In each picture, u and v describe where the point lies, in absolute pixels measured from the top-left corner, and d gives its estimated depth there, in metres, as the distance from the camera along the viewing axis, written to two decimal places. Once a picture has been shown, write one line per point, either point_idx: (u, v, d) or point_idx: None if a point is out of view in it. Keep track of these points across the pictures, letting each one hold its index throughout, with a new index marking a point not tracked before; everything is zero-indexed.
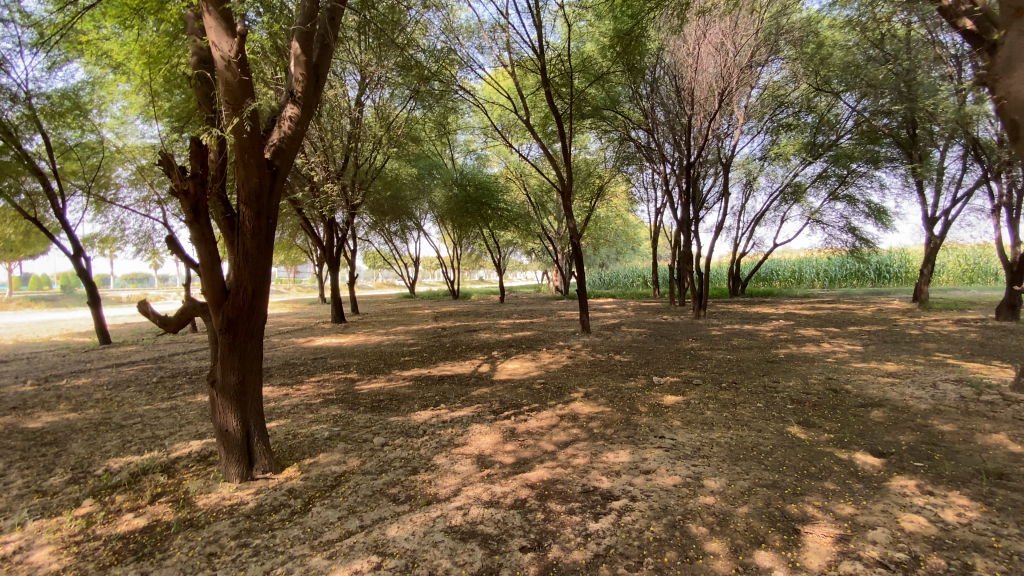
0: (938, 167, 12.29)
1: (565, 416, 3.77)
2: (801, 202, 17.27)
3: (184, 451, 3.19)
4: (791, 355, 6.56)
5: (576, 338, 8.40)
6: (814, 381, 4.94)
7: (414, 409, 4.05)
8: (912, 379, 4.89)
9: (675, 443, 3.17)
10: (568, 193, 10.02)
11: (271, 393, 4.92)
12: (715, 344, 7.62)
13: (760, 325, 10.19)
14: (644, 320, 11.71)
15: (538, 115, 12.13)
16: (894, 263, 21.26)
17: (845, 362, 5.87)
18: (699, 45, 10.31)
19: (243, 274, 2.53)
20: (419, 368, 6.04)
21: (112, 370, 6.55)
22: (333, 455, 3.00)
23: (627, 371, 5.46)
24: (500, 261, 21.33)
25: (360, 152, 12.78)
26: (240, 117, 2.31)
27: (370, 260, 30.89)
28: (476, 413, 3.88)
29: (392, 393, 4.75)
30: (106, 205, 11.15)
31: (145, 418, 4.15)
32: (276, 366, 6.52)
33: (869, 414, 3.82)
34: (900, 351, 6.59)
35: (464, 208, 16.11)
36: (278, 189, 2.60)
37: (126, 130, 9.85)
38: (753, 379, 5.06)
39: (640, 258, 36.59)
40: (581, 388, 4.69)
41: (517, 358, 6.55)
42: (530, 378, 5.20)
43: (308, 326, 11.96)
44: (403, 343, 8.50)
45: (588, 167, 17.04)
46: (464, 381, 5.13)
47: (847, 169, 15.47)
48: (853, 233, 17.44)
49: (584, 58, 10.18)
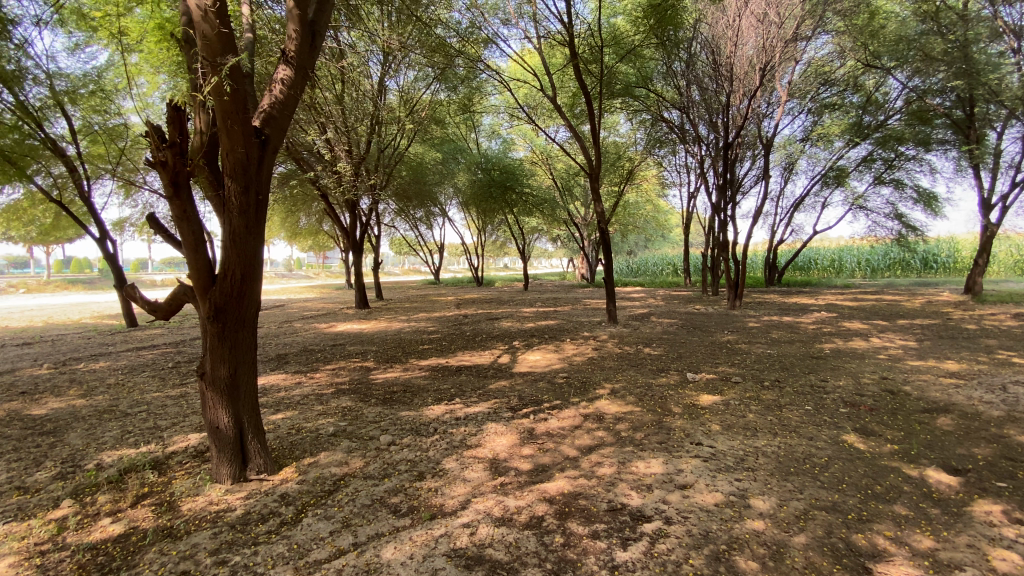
0: (994, 152, 11.31)
1: (590, 416, 3.43)
2: (843, 187, 16.29)
3: (182, 446, 3.02)
4: (837, 351, 6.04)
5: (602, 329, 8.02)
6: (867, 380, 4.47)
7: (428, 403, 3.78)
8: (980, 381, 4.35)
9: (715, 452, 2.81)
10: (596, 177, 9.53)
11: (283, 381, 4.76)
12: (752, 337, 7.12)
13: (801, 317, 9.57)
14: (674, 310, 11.19)
15: (565, 95, 11.69)
16: (942, 252, 20.04)
17: (900, 360, 5.34)
18: (739, 16, 9.65)
19: (231, 257, 2.28)
20: (437, 357, 5.79)
21: (130, 354, 6.52)
22: (334, 455, 2.75)
23: (657, 366, 5.07)
24: (525, 248, 20.94)
25: (383, 136, 12.59)
26: (220, 75, 2.05)
27: (396, 247, 30.95)
28: (493, 410, 3.59)
29: (407, 384, 4.50)
30: (135, 189, 11.23)
31: (152, 406, 4.02)
32: (292, 353, 6.37)
33: (936, 421, 3.37)
34: (961, 348, 5.98)
35: (489, 192, 15.74)
36: (269, 161, 2.33)
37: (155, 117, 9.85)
38: (798, 377, 4.61)
39: (669, 246, 35.61)
40: (608, 384, 4.34)
41: (540, 349, 6.22)
42: (553, 371, 4.88)
43: (331, 312, 11.93)
44: (423, 330, 8.29)
45: (618, 151, 16.45)
46: (482, 373, 4.84)
47: (895, 152, 14.45)
48: (900, 220, 16.36)
49: (614, 33, 9.71)
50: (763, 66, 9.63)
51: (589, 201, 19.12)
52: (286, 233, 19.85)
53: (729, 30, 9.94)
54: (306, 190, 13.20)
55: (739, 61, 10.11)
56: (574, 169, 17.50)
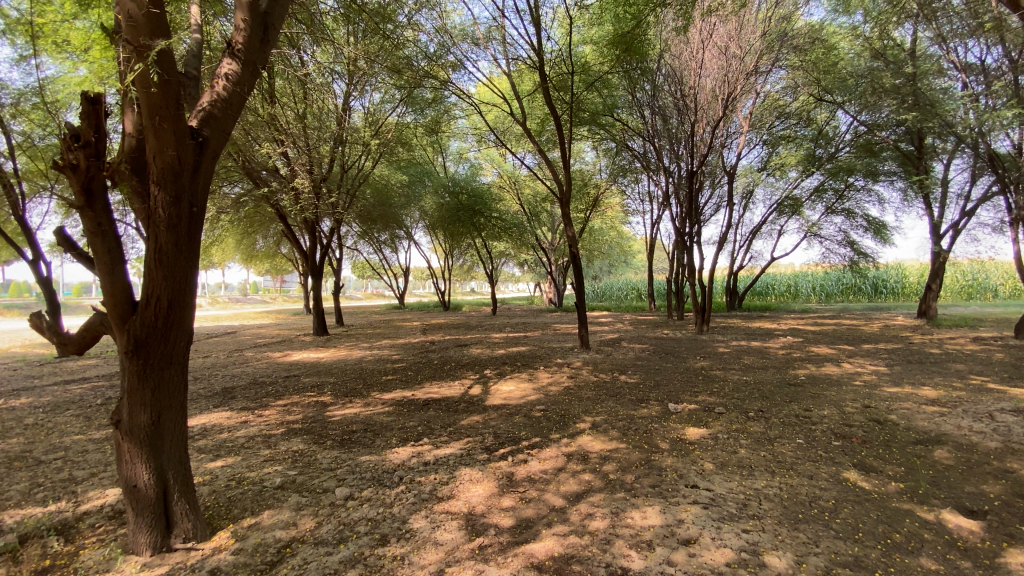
0: (942, 182, 11.98)
1: (573, 456, 3.12)
2: (799, 216, 16.92)
3: (97, 504, 2.52)
4: (813, 377, 5.96)
5: (575, 355, 7.75)
6: (851, 410, 4.34)
7: (392, 445, 3.38)
8: (963, 409, 4.28)
9: (714, 497, 2.55)
10: (566, 201, 9.46)
11: (228, 420, 4.23)
12: (726, 363, 7.00)
13: (769, 342, 9.62)
14: (644, 335, 11.11)
15: (534, 121, 11.77)
16: (891, 278, 21.00)
17: (876, 387, 5.28)
18: (703, 47, 10.00)
19: (155, 279, 1.88)
20: (401, 389, 5.38)
21: (56, 388, 5.80)
22: (280, 515, 2.33)
23: (637, 396, 4.81)
24: (492, 272, 20.71)
25: (347, 158, 12.25)
26: (145, 62, 1.72)
27: (359, 271, 30.19)
28: (466, 450, 3.23)
29: (369, 422, 4.07)
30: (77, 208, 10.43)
31: (71, 451, 3.45)
32: (240, 386, 5.80)
33: (932, 454, 3.23)
34: (931, 374, 6.00)
35: (456, 216, 15.51)
36: (207, 167, 1.97)
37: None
38: (782, 406, 4.44)
39: (633, 271, 36.15)
40: (588, 418, 4.04)
41: (512, 378, 5.89)
42: (528, 404, 4.54)
43: (288, 339, 11.26)
44: (387, 358, 7.83)
45: (584, 178, 16.63)
46: (452, 408, 4.45)
47: (844, 183, 15.13)
48: (851, 247, 17.06)
49: (582, 62, 9.85)
50: (727, 97, 9.92)
51: (557, 226, 19.22)
52: (241, 256, 18.95)
53: (692, 62, 10.30)
54: (263, 211, 12.60)
55: (702, 92, 10.38)
56: (541, 195, 17.52)
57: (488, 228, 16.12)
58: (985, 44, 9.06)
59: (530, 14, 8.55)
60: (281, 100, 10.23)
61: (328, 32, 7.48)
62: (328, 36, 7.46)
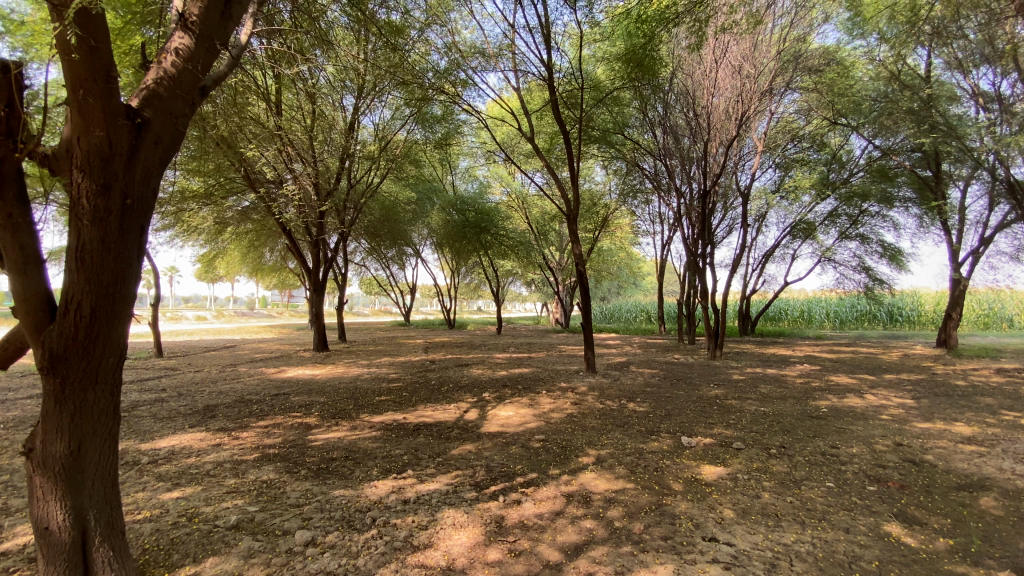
0: (960, 209, 11.61)
1: (573, 497, 2.76)
2: (812, 240, 16.52)
3: (20, 544, 2.19)
4: (835, 409, 5.51)
5: (580, 379, 7.34)
6: (882, 447, 3.93)
7: (372, 478, 3.03)
8: (1005, 449, 3.85)
9: (736, 554, 2.17)
10: (574, 219, 9.17)
11: (200, 443, 3.90)
12: (741, 392, 6.55)
13: (784, 370, 9.16)
14: (653, 359, 10.70)
15: (543, 138, 11.63)
16: (907, 305, 20.40)
17: (906, 422, 4.84)
18: (717, 66, 9.79)
19: (76, 284, 1.63)
20: (393, 412, 5.03)
21: (31, 402, 5.50)
22: (225, 565, 1.98)
23: (645, 427, 4.42)
24: (499, 291, 20.41)
25: (354, 173, 12.14)
26: (65, 25, 1.57)
27: (366, 287, 30.05)
28: (454, 486, 2.89)
29: (352, 448, 3.73)
30: None
31: (17, 476, 3.12)
32: (224, 404, 5.47)
33: (982, 502, 2.83)
34: (964, 408, 5.52)
35: (462, 233, 15.30)
36: (146, 154, 1.73)
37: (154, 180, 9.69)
38: (805, 443, 4.03)
39: (641, 293, 35.67)
40: (592, 451, 3.66)
41: (512, 403, 5.50)
42: (527, 433, 4.17)
43: (286, 354, 10.98)
44: (383, 377, 7.49)
45: (593, 198, 16.45)
46: (444, 435, 4.09)
47: (859, 208, 14.76)
48: (867, 273, 16.58)
49: (592, 80, 9.68)
50: (740, 117, 9.67)
51: (565, 246, 18.99)
52: (248, 270, 18.88)
53: (705, 80, 10.08)
54: (268, 225, 12.48)
55: (715, 111, 10.13)
56: (550, 214, 17.33)
57: (494, 246, 15.88)
58: (999, 72, 8.79)
59: (541, 33, 8.43)
60: (287, 113, 10.14)
61: (336, 42, 7.36)
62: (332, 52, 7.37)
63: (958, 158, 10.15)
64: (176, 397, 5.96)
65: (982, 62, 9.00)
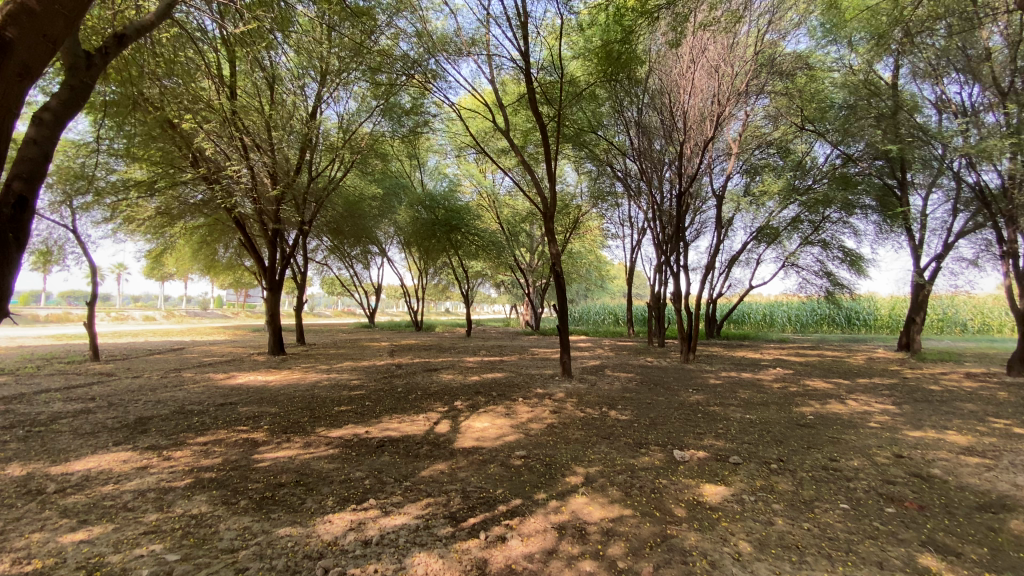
0: (922, 216, 11.93)
1: (568, 530, 2.36)
2: (777, 245, 16.75)
3: None
4: (821, 416, 5.32)
5: (556, 385, 6.95)
6: (884, 460, 3.70)
7: (326, 511, 2.55)
8: (1008, 462, 3.69)
9: None
10: (550, 217, 8.78)
11: (122, 466, 3.31)
12: (723, 398, 6.31)
13: (760, 374, 9.05)
14: (627, 362, 10.45)
15: (518, 134, 11.30)
16: (864, 309, 21.04)
17: (896, 430, 4.67)
18: (694, 66, 9.50)
19: None
20: (354, 424, 4.52)
21: None
22: None
23: (633, 439, 4.08)
24: (467, 292, 19.89)
25: (315, 165, 11.43)
26: None
27: (328, 286, 28.93)
28: (424, 520, 2.44)
29: (305, 471, 3.22)
30: None
31: None
32: (159, 416, 4.81)
33: (1011, 526, 2.59)
34: (948, 415, 5.42)
35: (431, 231, 14.77)
36: None
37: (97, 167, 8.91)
38: (804, 455, 3.75)
39: (608, 296, 35.84)
40: (580, 469, 3.28)
41: (486, 412, 5.05)
42: (505, 448, 3.74)
43: (238, 358, 10.19)
44: (345, 383, 6.92)
45: (564, 199, 16.22)
46: (412, 452, 3.62)
47: (822, 215, 14.99)
48: (828, 278, 16.94)
49: (569, 76, 9.39)
50: (716, 118, 9.44)
51: (536, 247, 18.68)
52: (200, 267, 17.75)
53: (682, 79, 9.77)
54: (221, 220, 11.64)
55: (692, 110, 9.85)
56: (521, 215, 16.98)
57: (463, 245, 15.42)
58: (966, 80, 9.00)
59: (518, 23, 8.05)
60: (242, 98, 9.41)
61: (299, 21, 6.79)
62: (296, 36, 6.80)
63: (922, 164, 10.45)
64: (104, 408, 5.25)
65: (951, 71, 9.17)
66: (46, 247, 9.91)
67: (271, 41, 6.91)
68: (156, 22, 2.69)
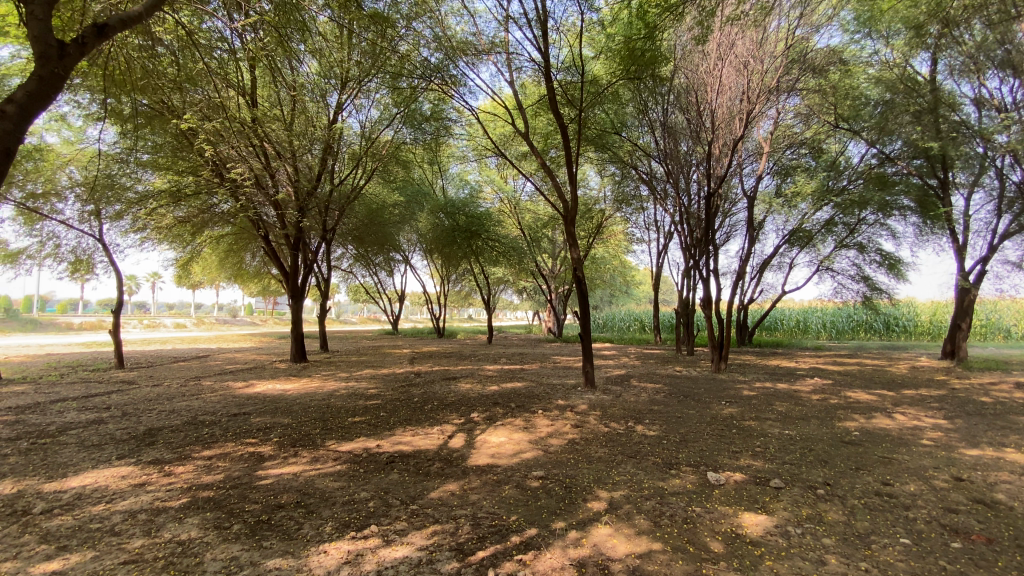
0: (964, 218, 11.21)
1: (585, 568, 2.08)
2: (811, 248, 16.04)
3: None
4: (866, 432, 4.88)
5: (579, 396, 6.64)
6: (945, 483, 3.29)
7: (322, 540, 2.33)
8: None
9: None
10: (572, 221, 8.48)
11: (121, 483, 3.17)
12: (757, 411, 5.89)
13: (795, 384, 8.54)
14: (654, 372, 10.05)
15: (539, 137, 11.10)
16: (904, 315, 19.90)
17: (954, 448, 4.21)
18: (721, 62, 9.09)
19: None
20: (365, 437, 4.32)
21: None
22: None
23: (661, 458, 3.77)
24: (490, 298, 19.68)
25: (337, 173, 11.43)
26: None
27: (353, 294, 29.20)
28: (427, 554, 2.19)
29: (307, 491, 3.01)
30: (40, 221, 9.32)
31: None
32: (169, 428, 4.71)
33: None
34: (1009, 431, 4.90)
35: (452, 238, 14.66)
36: None
37: (129, 176, 9.03)
38: (852, 477, 3.37)
39: (632, 302, 35.25)
40: (603, 493, 2.99)
41: (503, 426, 4.79)
42: (522, 467, 3.47)
43: (260, 365, 10.20)
44: (361, 393, 6.76)
45: (587, 204, 15.92)
46: (422, 470, 3.39)
47: (858, 217, 14.29)
48: (865, 282, 16.11)
49: (591, 77, 9.13)
50: (746, 116, 9.00)
51: (558, 253, 18.39)
52: (228, 275, 18.03)
53: (709, 77, 9.37)
54: (245, 228, 11.75)
55: (720, 109, 9.42)
56: (542, 220, 16.71)
57: (485, 251, 15.25)
58: (1006, 76, 8.22)
59: (537, 24, 7.85)
60: (264, 107, 9.44)
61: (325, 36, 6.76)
62: (316, 46, 6.75)
63: (968, 160, 9.83)
64: (117, 418, 5.18)
65: (990, 69, 8.45)
66: (77, 258, 10.15)
67: (294, 52, 6.92)
68: (143, 14, 2.84)
